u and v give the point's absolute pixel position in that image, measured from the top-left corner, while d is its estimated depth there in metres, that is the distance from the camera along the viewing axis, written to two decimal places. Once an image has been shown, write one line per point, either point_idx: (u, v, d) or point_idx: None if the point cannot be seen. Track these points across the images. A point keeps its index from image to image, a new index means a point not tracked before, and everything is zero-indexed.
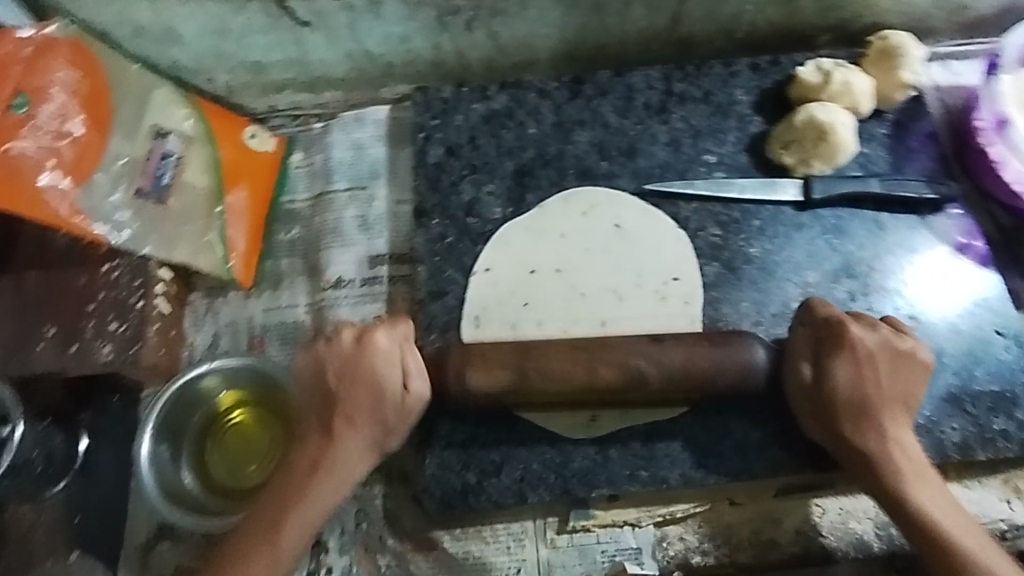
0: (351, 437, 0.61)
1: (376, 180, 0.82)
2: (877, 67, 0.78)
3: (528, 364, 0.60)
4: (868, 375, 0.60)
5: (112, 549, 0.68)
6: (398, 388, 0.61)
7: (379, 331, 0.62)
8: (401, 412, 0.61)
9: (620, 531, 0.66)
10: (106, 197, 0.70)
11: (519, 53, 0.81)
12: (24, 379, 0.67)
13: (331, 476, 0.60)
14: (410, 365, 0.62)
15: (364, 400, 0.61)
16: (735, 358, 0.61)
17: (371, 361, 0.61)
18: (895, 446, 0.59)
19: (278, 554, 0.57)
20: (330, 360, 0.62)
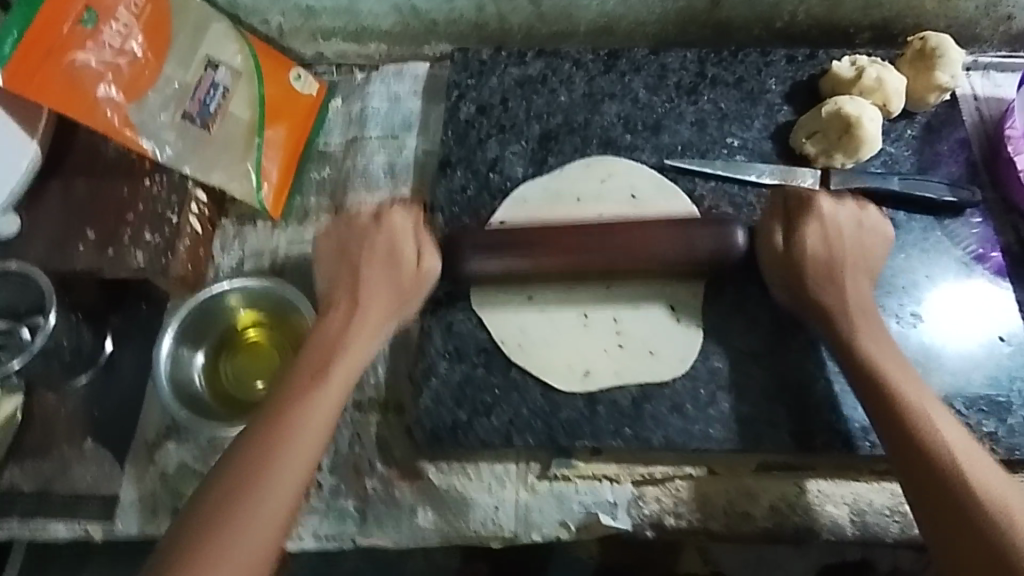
0: (366, 317, 0.66)
1: (408, 131, 0.85)
2: (912, 67, 0.78)
3: (532, 251, 0.67)
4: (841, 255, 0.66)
5: (121, 442, 0.72)
6: (414, 258, 0.68)
7: (395, 213, 0.71)
8: (416, 280, 0.68)
9: (598, 484, 0.68)
10: (156, 115, 0.74)
11: (559, 22, 0.84)
12: (62, 275, 0.72)
13: (339, 385, 0.61)
14: (423, 243, 0.69)
15: (382, 270, 0.68)
16: (714, 236, 0.66)
17: (387, 235, 0.69)
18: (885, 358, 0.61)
19: (303, 444, 0.58)
20: (349, 229, 0.70)
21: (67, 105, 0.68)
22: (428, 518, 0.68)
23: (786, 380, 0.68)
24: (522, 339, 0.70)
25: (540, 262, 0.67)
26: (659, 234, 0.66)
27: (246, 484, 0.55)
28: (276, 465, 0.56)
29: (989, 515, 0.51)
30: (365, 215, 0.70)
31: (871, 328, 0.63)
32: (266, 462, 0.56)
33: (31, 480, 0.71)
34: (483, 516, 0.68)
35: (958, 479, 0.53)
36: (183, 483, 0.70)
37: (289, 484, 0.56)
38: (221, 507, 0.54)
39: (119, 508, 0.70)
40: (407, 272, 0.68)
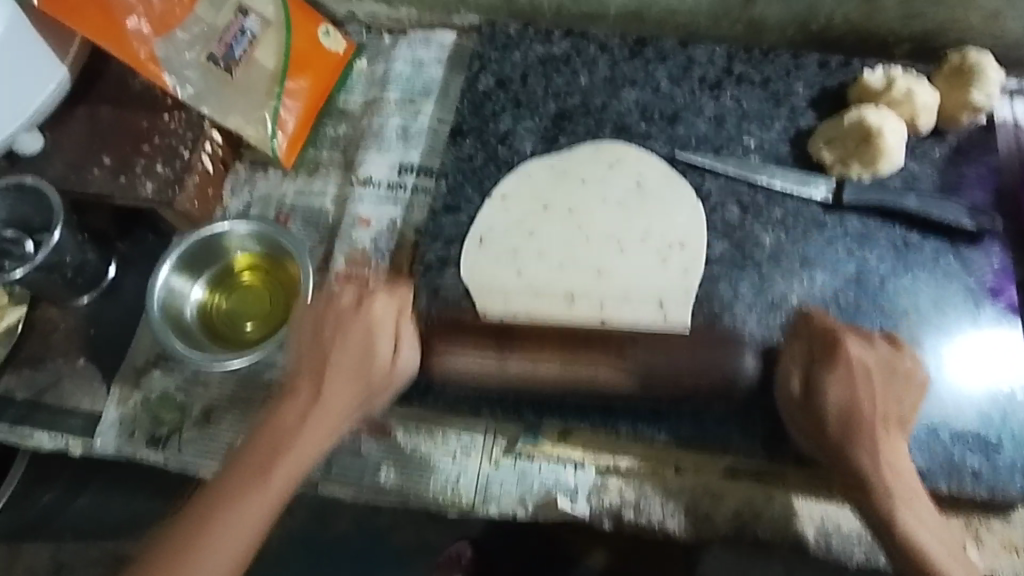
0: (332, 393, 0.60)
1: (426, 97, 0.86)
2: (946, 83, 0.75)
3: (505, 354, 0.65)
4: (858, 371, 0.59)
5: (111, 364, 0.75)
6: (388, 357, 0.63)
7: (378, 297, 0.65)
8: (387, 379, 0.63)
9: (563, 467, 0.68)
10: (181, 52, 0.76)
11: (589, 3, 0.82)
12: (76, 196, 0.75)
13: (321, 421, 0.59)
14: (402, 332, 0.65)
15: (345, 373, 0.61)
16: (723, 361, 0.64)
17: (367, 322, 0.63)
18: (898, 477, 0.57)
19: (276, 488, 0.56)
20: (325, 317, 0.63)
21: (96, 34, 0.71)
22: (391, 476, 0.69)
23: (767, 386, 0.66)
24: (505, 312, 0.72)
25: (516, 359, 0.65)
26: (652, 364, 0.64)
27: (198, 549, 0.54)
28: (226, 536, 0.54)
29: None
30: (347, 298, 0.63)
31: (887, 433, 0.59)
32: (246, 493, 0.55)
33: (25, 388, 0.75)
34: (444, 482, 0.68)
35: None
36: (162, 410, 0.72)
37: (233, 545, 0.54)
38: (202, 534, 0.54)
39: (100, 426, 0.72)
40: (382, 369, 0.63)
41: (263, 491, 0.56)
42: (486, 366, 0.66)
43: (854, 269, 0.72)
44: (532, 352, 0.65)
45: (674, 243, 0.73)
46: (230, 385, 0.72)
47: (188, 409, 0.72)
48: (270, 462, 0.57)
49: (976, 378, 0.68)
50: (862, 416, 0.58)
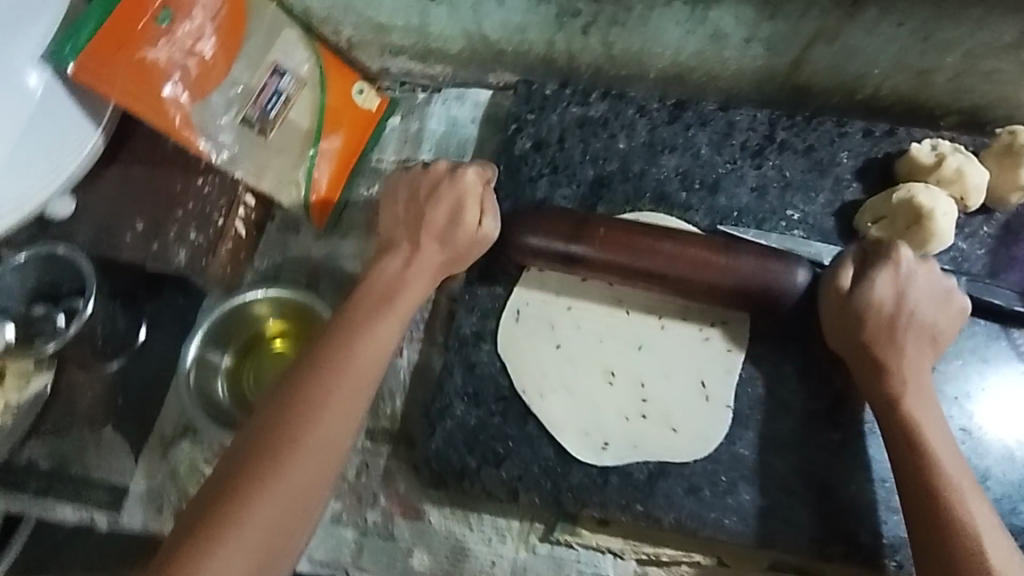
0: (420, 268, 0.66)
1: (460, 157, 0.85)
2: (998, 162, 0.72)
3: (571, 241, 0.65)
4: (906, 283, 0.61)
5: (137, 433, 0.74)
6: (474, 222, 0.66)
7: (467, 172, 0.68)
8: (472, 244, 0.67)
9: (602, 557, 0.66)
10: (218, 116, 0.76)
11: (629, 66, 0.81)
12: (107, 259, 0.74)
13: (418, 273, 0.65)
14: (487, 201, 0.67)
15: (437, 228, 0.67)
16: (773, 275, 0.63)
17: (455, 192, 0.67)
18: (917, 398, 0.59)
19: (367, 364, 0.59)
20: (424, 179, 0.68)
21: (132, 99, 0.69)
22: (424, 562, 0.67)
23: (812, 478, 0.64)
24: (542, 391, 0.68)
25: (583, 247, 0.64)
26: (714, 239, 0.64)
27: (274, 466, 0.53)
28: (305, 455, 0.54)
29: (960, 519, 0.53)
30: (440, 167, 0.68)
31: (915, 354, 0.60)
32: (339, 371, 0.58)
33: (48, 458, 0.72)
34: (479, 568, 0.66)
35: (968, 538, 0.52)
36: (190, 484, 0.71)
37: (314, 462, 0.54)
38: (307, 411, 0.56)
39: (126, 500, 0.71)
40: (463, 237, 0.66)
41: (355, 369, 0.58)
42: (547, 248, 0.66)
43: None
44: (603, 233, 0.64)
45: None
46: None
47: None
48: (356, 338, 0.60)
49: None
50: (901, 333, 0.61)
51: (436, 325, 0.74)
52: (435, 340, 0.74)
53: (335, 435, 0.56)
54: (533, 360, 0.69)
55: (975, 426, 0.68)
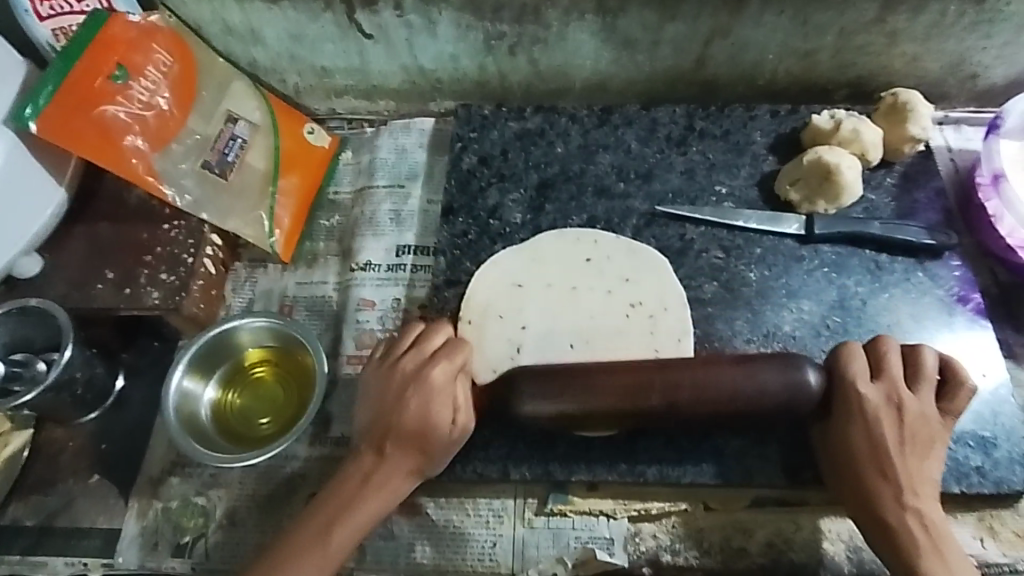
0: (387, 475, 0.64)
1: (413, 180, 0.90)
2: (886, 120, 0.83)
3: (582, 399, 0.62)
4: (892, 404, 0.62)
5: (126, 478, 0.74)
6: (447, 421, 0.64)
7: (438, 363, 0.66)
8: (446, 444, 0.64)
9: (595, 519, 0.69)
10: (178, 163, 0.79)
11: (555, 80, 0.89)
12: (81, 311, 0.75)
13: (377, 490, 0.63)
14: (459, 395, 0.65)
15: (409, 448, 0.64)
16: (780, 372, 0.61)
17: (427, 381, 0.65)
18: (871, 469, 0.61)
19: (337, 545, 0.61)
20: (393, 376, 0.66)
21: (95, 154, 0.73)
22: (426, 552, 0.69)
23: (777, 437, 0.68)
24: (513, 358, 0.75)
25: (587, 396, 0.62)
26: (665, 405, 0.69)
27: None
28: None
29: None
30: (408, 365, 0.66)
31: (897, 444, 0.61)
32: (306, 553, 0.60)
33: (35, 513, 0.73)
34: (480, 551, 0.69)
35: None
36: (184, 517, 0.71)
37: None
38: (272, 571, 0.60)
39: (120, 542, 0.71)
40: (440, 435, 0.64)
41: (320, 559, 0.60)
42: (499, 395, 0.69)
43: (836, 296, 0.77)
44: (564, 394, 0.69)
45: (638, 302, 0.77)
46: (251, 483, 0.72)
47: (211, 512, 0.71)
48: (327, 526, 0.62)
49: None
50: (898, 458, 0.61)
51: None
52: None
53: None
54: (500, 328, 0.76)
55: None
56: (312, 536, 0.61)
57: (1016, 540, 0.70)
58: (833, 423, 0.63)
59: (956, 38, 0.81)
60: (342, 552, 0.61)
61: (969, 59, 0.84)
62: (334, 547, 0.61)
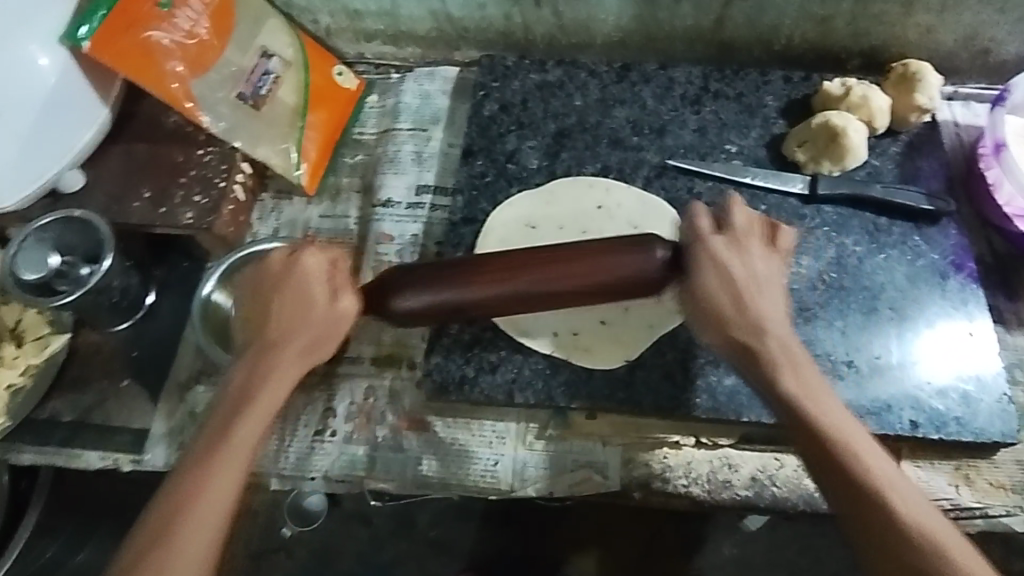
0: (277, 358, 0.63)
1: (435, 124, 0.94)
2: (895, 89, 0.86)
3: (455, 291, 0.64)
4: (725, 267, 0.63)
5: (155, 383, 0.79)
6: (326, 300, 0.64)
7: (308, 252, 0.65)
8: (330, 325, 0.64)
9: (593, 445, 0.74)
10: (214, 91, 0.82)
11: (577, 34, 0.92)
12: (119, 226, 0.80)
13: (269, 394, 0.61)
14: (337, 279, 0.65)
15: (291, 329, 0.63)
16: (636, 257, 0.63)
17: (299, 275, 0.64)
18: (753, 330, 0.62)
19: (243, 439, 0.59)
20: (263, 275, 0.65)
21: (139, 76, 0.77)
22: (432, 466, 0.74)
23: None
24: None
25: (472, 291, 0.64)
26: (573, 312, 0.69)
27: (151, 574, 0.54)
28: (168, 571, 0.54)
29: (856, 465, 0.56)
30: (278, 255, 0.65)
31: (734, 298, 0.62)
32: (216, 449, 0.59)
33: (71, 410, 0.78)
34: (483, 468, 0.74)
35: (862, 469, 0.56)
36: (208, 421, 0.76)
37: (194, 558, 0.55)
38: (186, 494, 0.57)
39: (149, 440, 0.76)
40: (320, 316, 0.64)
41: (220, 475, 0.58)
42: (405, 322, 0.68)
43: (835, 253, 0.81)
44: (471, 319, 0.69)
45: None
46: None
47: None
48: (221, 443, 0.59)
49: (956, 346, 0.77)
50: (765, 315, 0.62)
51: (426, 265, 0.85)
52: None
53: (193, 540, 0.55)
54: None
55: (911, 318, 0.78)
56: (213, 436, 0.59)
57: (990, 489, 0.74)
58: (684, 281, 0.65)
59: (971, 10, 0.84)
60: (254, 434, 0.60)
61: (982, 33, 0.86)
62: (245, 443, 0.59)
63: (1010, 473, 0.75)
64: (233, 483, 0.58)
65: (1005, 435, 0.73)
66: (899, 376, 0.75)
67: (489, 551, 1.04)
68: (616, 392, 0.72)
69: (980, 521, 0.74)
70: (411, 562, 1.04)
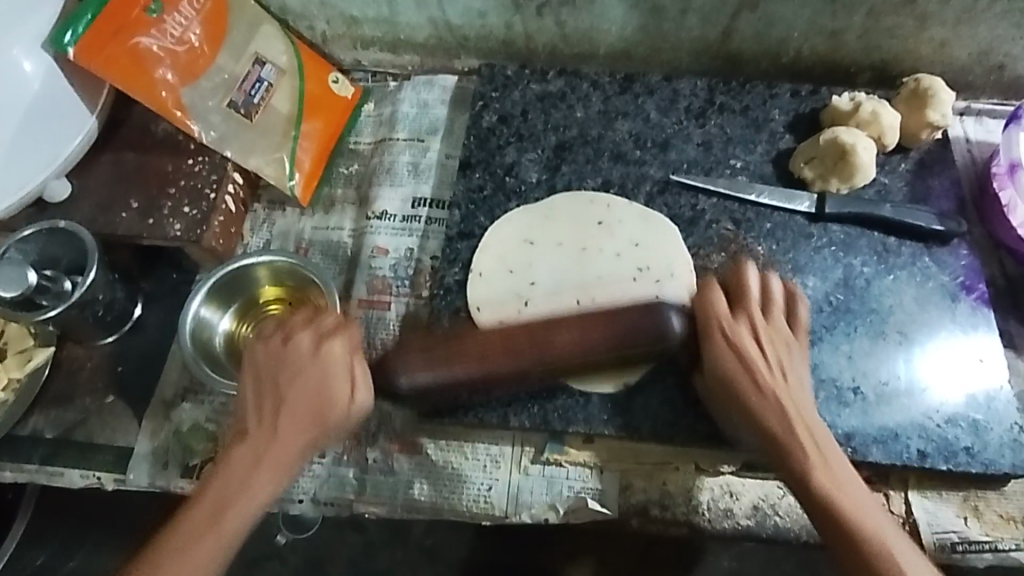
0: (284, 445, 0.61)
1: (433, 135, 0.91)
2: (907, 105, 0.84)
3: (460, 365, 0.64)
4: (737, 336, 0.64)
5: (140, 400, 0.76)
6: (345, 399, 0.62)
7: (334, 339, 0.64)
8: (342, 421, 0.63)
9: (590, 472, 0.71)
10: (205, 99, 0.80)
11: (580, 44, 0.90)
12: (106, 237, 0.78)
13: (273, 466, 0.60)
14: (356, 371, 0.64)
15: (302, 418, 0.61)
16: (645, 319, 0.64)
17: (323, 365, 0.62)
18: (763, 398, 0.62)
19: (228, 529, 0.58)
20: (275, 355, 0.63)
21: (128, 84, 0.75)
22: (424, 490, 0.71)
23: None
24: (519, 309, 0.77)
25: (471, 364, 0.64)
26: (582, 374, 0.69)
27: None
28: None
29: (862, 532, 0.56)
30: (304, 338, 0.63)
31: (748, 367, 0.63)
32: (202, 535, 0.57)
33: (53, 427, 0.76)
34: (476, 493, 0.71)
35: (869, 536, 0.56)
36: (193, 440, 0.73)
37: None
38: (171, 554, 0.56)
39: (132, 459, 0.74)
40: (336, 411, 0.62)
41: (216, 538, 0.57)
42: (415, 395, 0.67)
43: (842, 274, 0.79)
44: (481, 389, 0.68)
45: (646, 264, 0.79)
46: None
47: (218, 438, 0.74)
48: (218, 512, 0.58)
49: (963, 374, 0.74)
50: (781, 378, 0.63)
51: (421, 281, 0.83)
52: (422, 294, 0.83)
53: None
54: (506, 284, 0.78)
55: (919, 345, 0.75)
56: (207, 509, 0.58)
57: (999, 522, 0.72)
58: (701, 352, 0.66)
59: (985, 25, 0.81)
60: (237, 529, 0.58)
61: (996, 49, 0.84)
62: (230, 533, 0.58)
63: (1020, 505, 0.72)
64: (213, 569, 0.56)
65: (1016, 466, 0.70)
66: (907, 404, 0.73)
67: (484, 559, 0.99)
68: (614, 418, 0.70)
69: (990, 556, 0.71)
70: (404, 572, 1.00)
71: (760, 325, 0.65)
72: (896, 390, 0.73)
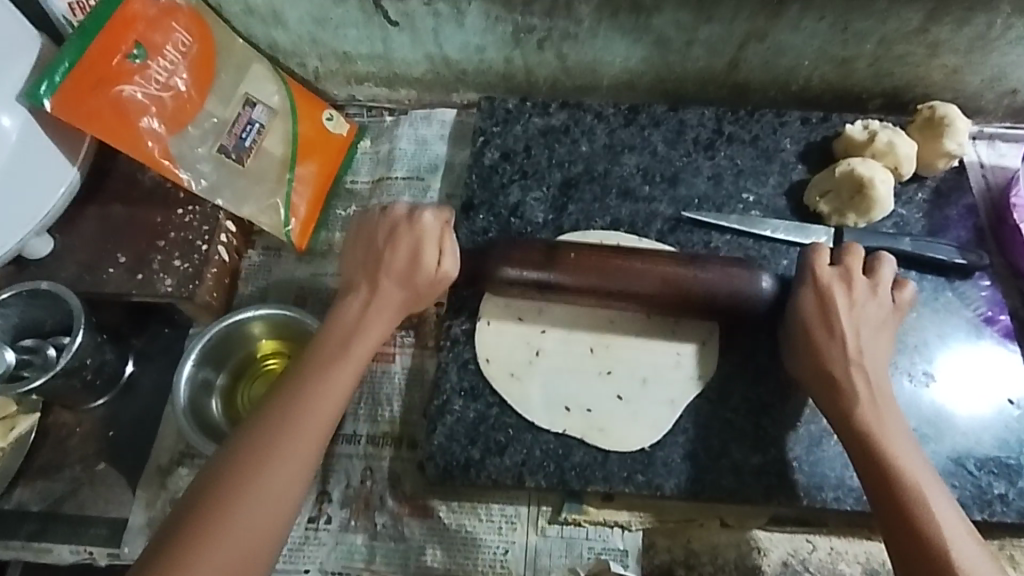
0: (381, 307, 0.64)
1: (433, 173, 0.88)
2: (920, 134, 0.81)
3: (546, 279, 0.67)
4: (835, 308, 0.63)
5: (133, 468, 0.72)
6: (433, 264, 0.65)
7: (426, 211, 0.66)
8: (433, 286, 0.65)
9: (610, 532, 0.68)
10: (194, 148, 0.77)
11: (583, 76, 0.87)
12: (93, 296, 0.74)
13: (375, 320, 0.63)
14: (445, 243, 0.66)
15: (397, 276, 0.64)
16: (734, 281, 0.66)
17: (414, 234, 0.65)
18: (861, 379, 0.61)
19: (336, 379, 0.60)
20: (378, 228, 0.66)
21: (114, 137, 0.71)
22: (436, 557, 0.68)
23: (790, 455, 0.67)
24: (528, 362, 0.70)
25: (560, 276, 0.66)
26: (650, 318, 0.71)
27: (218, 506, 0.52)
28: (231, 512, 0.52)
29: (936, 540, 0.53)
30: (398, 208, 0.66)
31: (832, 341, 0.62)
32: (319, 375, 0.59)
33: (41, 500, 0.72)
34: (492, 558, 0.68)
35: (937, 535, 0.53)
36: None
37: (272, 483, 0.54)
38: (258, 444, 0.55)
39: (126, 533, 0.70)
40: (426, 277, 0.65)
41: (327, 380, 0.59)
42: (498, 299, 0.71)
43: None
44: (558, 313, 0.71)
45: None
46: None
47: None
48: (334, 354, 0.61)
49: (991, 415, 0.72)
50: (873, 364, 0.62)
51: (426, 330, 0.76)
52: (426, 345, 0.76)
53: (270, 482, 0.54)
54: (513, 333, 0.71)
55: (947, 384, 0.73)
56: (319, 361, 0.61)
57: None
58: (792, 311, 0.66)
59: (997, 52, 0.79)
60: (349, 374, 0.61)
61: (1009, 75, 0.82)
62: (340, 383, 0.60)
63: None
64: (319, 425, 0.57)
65: None
66: (936, 448, 0.70)
67: None
68: (635, 475, 0.67)
69: None
70: None
71: (866, 309, 0.64)
72: (922, 433, 0.70)
